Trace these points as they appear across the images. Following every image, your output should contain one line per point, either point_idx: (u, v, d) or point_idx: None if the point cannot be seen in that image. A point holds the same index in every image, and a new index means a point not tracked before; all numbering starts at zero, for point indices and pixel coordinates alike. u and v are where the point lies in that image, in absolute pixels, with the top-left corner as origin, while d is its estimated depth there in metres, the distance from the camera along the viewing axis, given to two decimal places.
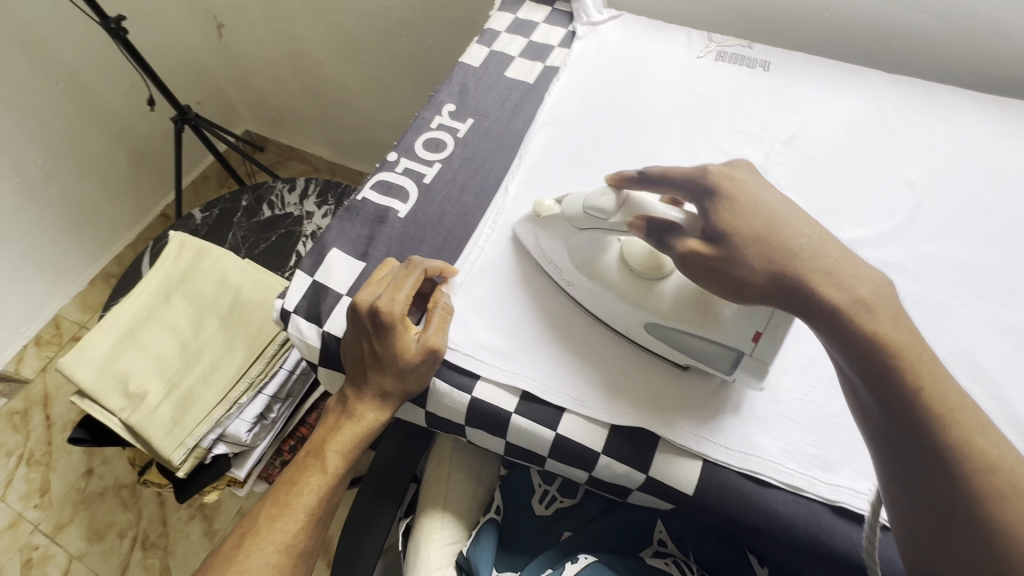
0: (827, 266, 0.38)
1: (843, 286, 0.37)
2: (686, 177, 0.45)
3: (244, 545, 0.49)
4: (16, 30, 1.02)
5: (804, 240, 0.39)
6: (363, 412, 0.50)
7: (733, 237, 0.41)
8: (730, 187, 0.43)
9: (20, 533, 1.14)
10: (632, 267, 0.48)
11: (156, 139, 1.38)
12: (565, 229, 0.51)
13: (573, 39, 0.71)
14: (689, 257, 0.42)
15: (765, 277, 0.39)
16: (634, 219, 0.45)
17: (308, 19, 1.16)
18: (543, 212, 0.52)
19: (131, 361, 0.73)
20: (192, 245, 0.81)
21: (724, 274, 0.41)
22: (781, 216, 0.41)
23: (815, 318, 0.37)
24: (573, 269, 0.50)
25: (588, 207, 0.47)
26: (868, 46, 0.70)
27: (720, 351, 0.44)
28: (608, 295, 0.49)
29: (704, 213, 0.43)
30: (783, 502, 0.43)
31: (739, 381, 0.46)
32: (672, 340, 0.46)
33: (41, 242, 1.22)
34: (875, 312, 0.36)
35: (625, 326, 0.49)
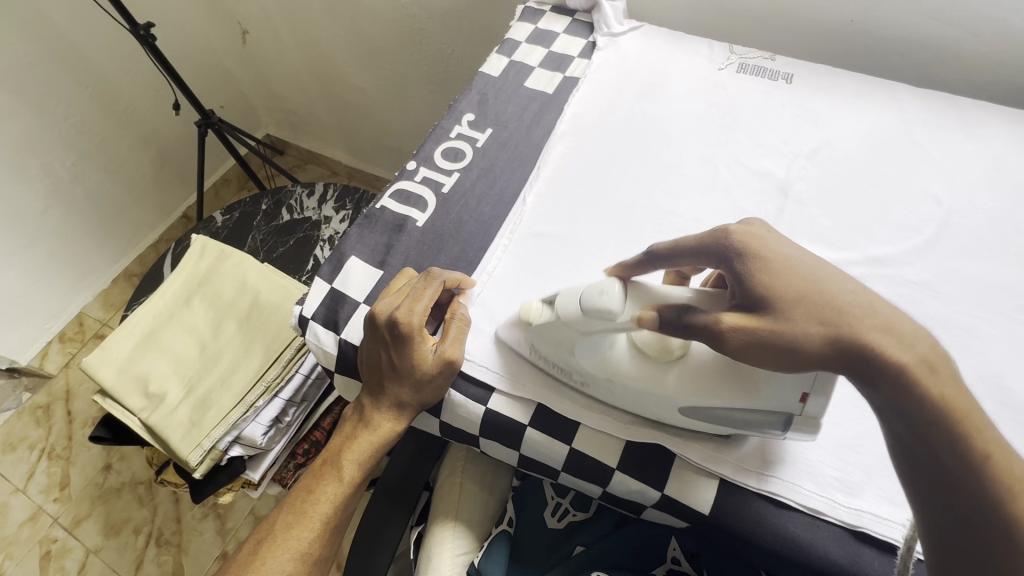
0: (881, 321, 0.33)
1: (905, 342, 0.32)
2: (691, 251, 0.42)
3: (261, 551, 0.50)
4: (50, 36, 1.05)
5: (851, 296, 0.35)
6: (380, 421, 0.51)
7: (777, 300, 0.36)
8: (756, 245, 0.38)
9: (40, 526, 1.16)
10: (645, 351, 0.44)
11: (180, 142, 1.41)
12: (565, 334, 0.44)
13: (592, 50, 0.71)
14: (732, 333, 0.36)
15: (822, 345, 0.34)
16: (643, 312, 0.40)
17: (331, 26, 1.18)
18: (532, 317, 0.46)
19: (152, 362, 0.75)
20: (213, 248, 0.82)
21: (773, 350, 0.35)
22: (818, 272, 0.36)
23: (875, 378, 0.33)
24: (582, 370, 0.45)
25: (587, 307, 0.42)
26: (894, 59, 0.69)
27: (767, 418, 0.41)
28: (629, 389, 0.44)
29: (732, 276, 0.38)
30: (802, 524, 0.43)
31: (789, 437, 0.43)
32: (715, 416, 0.42)
33: (68, 241, 1.26)
34: (939, 375, 0.31)
35: (658, 413, 0.44)
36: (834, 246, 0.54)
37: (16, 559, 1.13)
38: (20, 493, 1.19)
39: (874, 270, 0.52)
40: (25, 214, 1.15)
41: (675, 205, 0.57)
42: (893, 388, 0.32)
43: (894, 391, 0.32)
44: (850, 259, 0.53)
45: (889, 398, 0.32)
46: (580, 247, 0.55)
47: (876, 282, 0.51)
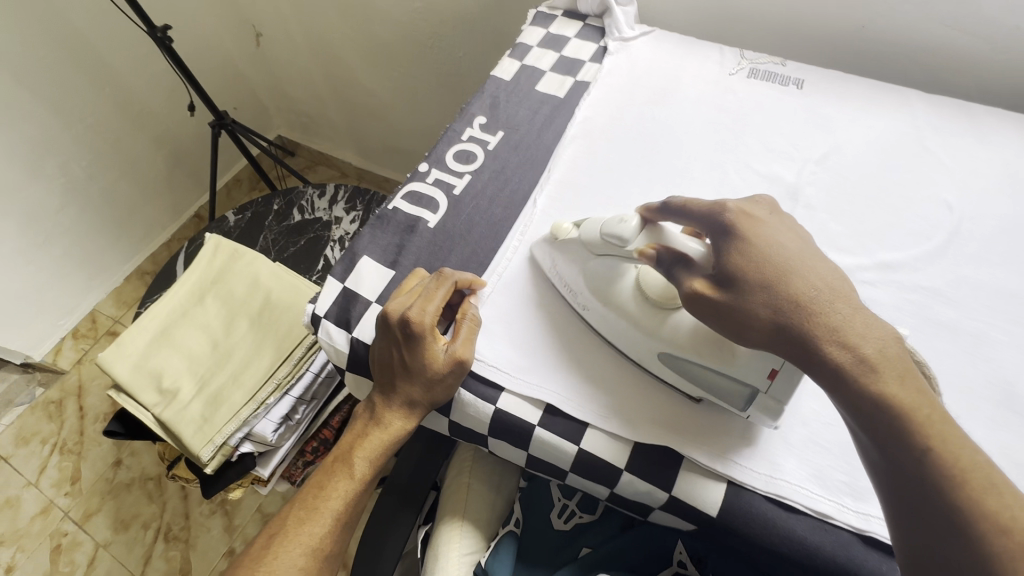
0: (834, 322, 0.37)
1: (849, 344, 0.36)
2: (705, 211, 0.45)
3: (273, 546, 0.50)
4: (70, 39, 1.07)
5: (814, 293, 0.38)
6: (391, 420, 0.51)
7: (742, 282, 0.40)
8: (747, 227, 0.42)
9: (51, 519, 1.18)
10: (650, 295, 0.47)
11: (194, 142, 1.43)
12: (580, 252, 0.51)
13: (604, 54, 0.72)
14: (693, 298, 0.42)
15: (767, 326, 0.39)
16: (646, 248, 0.45)
17: (343, 29, 1.19)
18: (560, 234, 0.52)
19: (165, 358, 0.76)
20: (226, 247, 0.83)
21: (723, 318, 0.41)
22: (792, 266, 0.40)
23: (813, 369, 0.37)
24: (587, 294, 0.50)
25: (607, 233, 0.47)
26: (906, 65, 0.69)
27: (734, 386, 0.43)
28: (620, 322, 0.48)
29: (715, 251, 0.43)
30: (810, 528, 0.43)
31: (752, 418, 0.45)
32: (688, 371, 0.45)
33: (83, 239, 1.28)
34: (880, 374, 0.35)
35: (640, 353, 0.48)
36: (845, 251, 0.54)
37: (28, 552, 1.15)
38: (33, 487, 1.21)
39: (885, 275, 0.52)
40: (41, 211, 1.17)
41: None
42: (830, 380, 0.37)
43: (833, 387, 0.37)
44: (859, 264, 0.53)
45: (830, 390, 0.37)
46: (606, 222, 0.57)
47: (886, 287, 0.51)
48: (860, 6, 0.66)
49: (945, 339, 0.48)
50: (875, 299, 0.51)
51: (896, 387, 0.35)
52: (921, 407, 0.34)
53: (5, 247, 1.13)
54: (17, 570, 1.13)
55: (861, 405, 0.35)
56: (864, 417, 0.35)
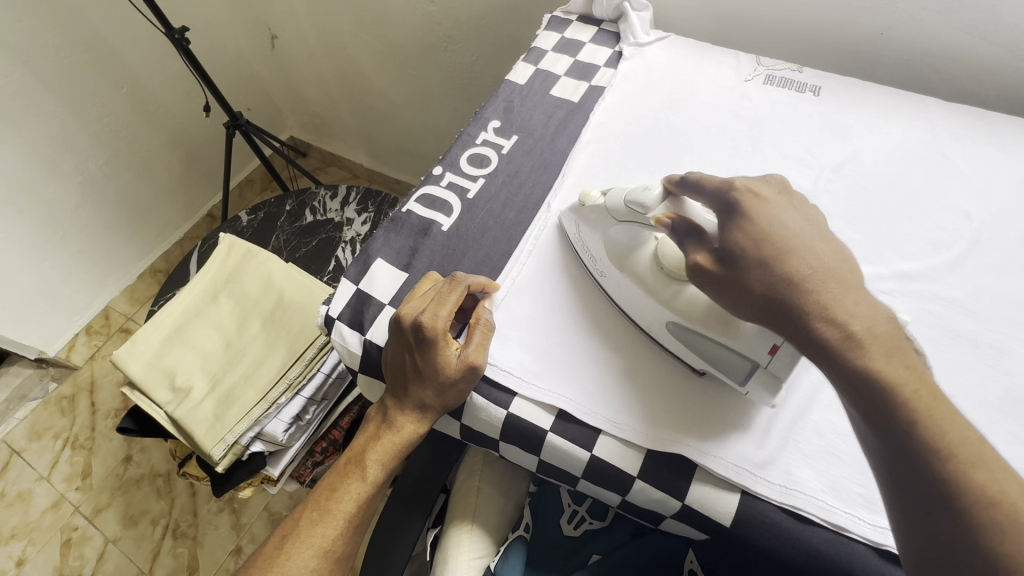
0: (825, 299, 0.37)
1: (837, 321, 0.36)
2: (715, 188, 0.44)
3: (286, 547, 0.51)
4: (90, 40, 1.09)
5: (808, 271, 0.38)
6: (403, 423, 0.51)
7: (740, 261, 0.40)
8: (752, 205, 0.42)
9: (62, 513, 1.19)
10: (664, 264, 0.48)
11: (208, 143, 1.44)
12: (605, 219, 0.52)
13: (619, 59, 0.72)
14: (695, 269, 0.43)
15: (758, 302, 0.39)
16: (663, 216, 0.47)
17: (358, 32, 1.20)
18: (588, 202, 0.53)
19: (179, 357, 0.77)
20: (240, 247, 0.84)
21: (720, 293, 0.42)
22: (789, 244, 0.39)
23: (801, 343, 0.37)
24: (608, 260, 0.51)
25: (630, 201, 0.49)
26: (925, 73, 0.69)
27: (737, 360, 0.44)
28: (635, 287, 0.49)
29: (719, 229, 0.43)
30: (825, 540, 0.42)
31: (753, 394, 0.45)
32: (692, 342, 0.46)
33: (98, 237, 1.29)
34: (868, 350, 0.35)
35: (648, 322, 0.49)
36: (861, 260, 0.54)
37: (39, 546, 1.16)
38: (44, 481, 1.22)
39: (903, 285, 0.52)
40: (57, 208, 1.18)
41: None
42: (817, 356, 0.37)
43: (821, 362, 0.37)
44: (877, 273, 0.53)
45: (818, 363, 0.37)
46: None
47: (904, 298, 0.51)
48: (880, 14, 0.66)
49: (964, 350, 0.48)
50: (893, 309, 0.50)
51: (882, 364, 0.35)
52: (907, 384, 0.34)
53: (21, 243, 1.15)
54: (28, 563, 1.14)
55: (845, 382, 0.35)
56: (850, 393, 0.36)
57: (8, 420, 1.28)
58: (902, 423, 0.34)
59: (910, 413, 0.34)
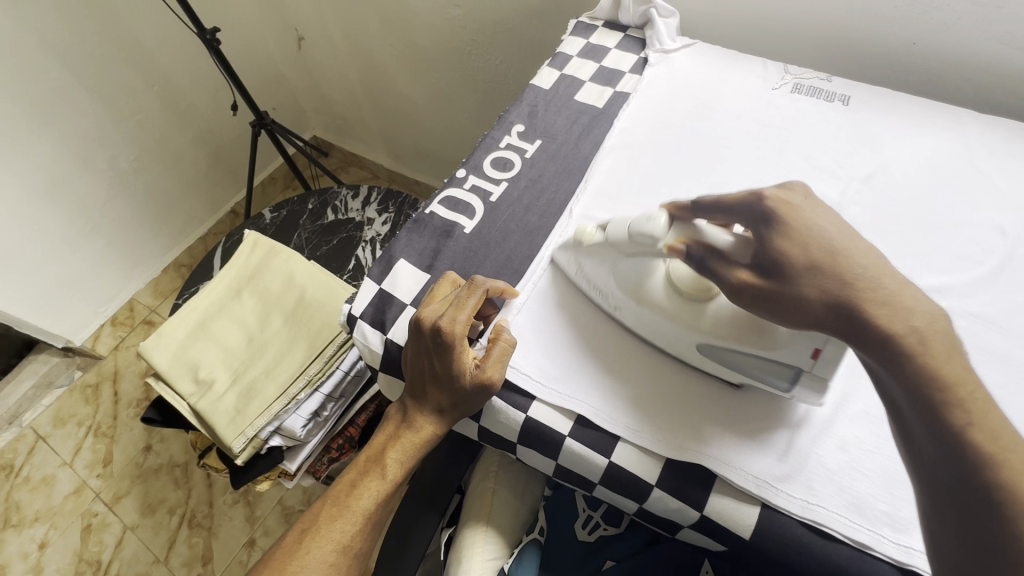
0: (882, 295, 0.38)
1: (898, 316, 0.38)
2: (739, 202, 0.45)
3: (305, 541, 0.51)
4: (124, 41, 1.12)
5: (860, 270, 0.40)
6: (422, 423, 0.52)
7: (788, 268, 0.41)
8: (785, 212, 0.43)
9: (83, 499, 1.22)
10: (681, 288, 0.47)
11: (234, 141, 1.47)
12: (610, 253, 0.50)
13: (644, 66, 0.72)
14: (739, 290, 0.43)
15: (821, 307, 0.39)
16: (676, 242, 0.45)
17: (383, 35, 1.21)
18: (585, 239, 0.52)
19: (202, 350, 0.78)
20: (264, 244, 0.86)
21: (772, 305, 0.41)
22: (837, 246, 0.41)
23: (866, 345, 0.38)
24: (618, 295, 0.50)
25: (635, 233, 0.46)
26: (958, 84, 0.67)
27: (776, 368, 0.43)
28: (658, 318, 0.47)
29: (756, 238, 0.43)
30: (846, 556, 0.42)
31: (796, 396, 0.44)
32: (727, 359, 0.45)
33: (127, 231, 1.33)
34: (930, 348, 0.37)
35: (677, 347, 0.48)
36: None
37: (60, 530, 1.19)
38: (67, 467, 1.25)
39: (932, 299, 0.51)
40: (88, 202, 1.21)
41: None
42: (884, 356, 0.38)
43: (885, 361, 0.38)
44: None
45: (880, 363, 0.38)
46: None
47: None
48: (912, 24, 0.65)
49: (997, 368, 0.46)
50: None
51: (941, 362, 0.36)
52: (965, 382, 0.36)
53: (53, 234, 1.18)
54: (51, 546, 1.17)
55: (908, 380, 0.37)
56: (912, 393, 0.37)
57: (34, 406, 1.32)
58: (954, 421, 0.35)
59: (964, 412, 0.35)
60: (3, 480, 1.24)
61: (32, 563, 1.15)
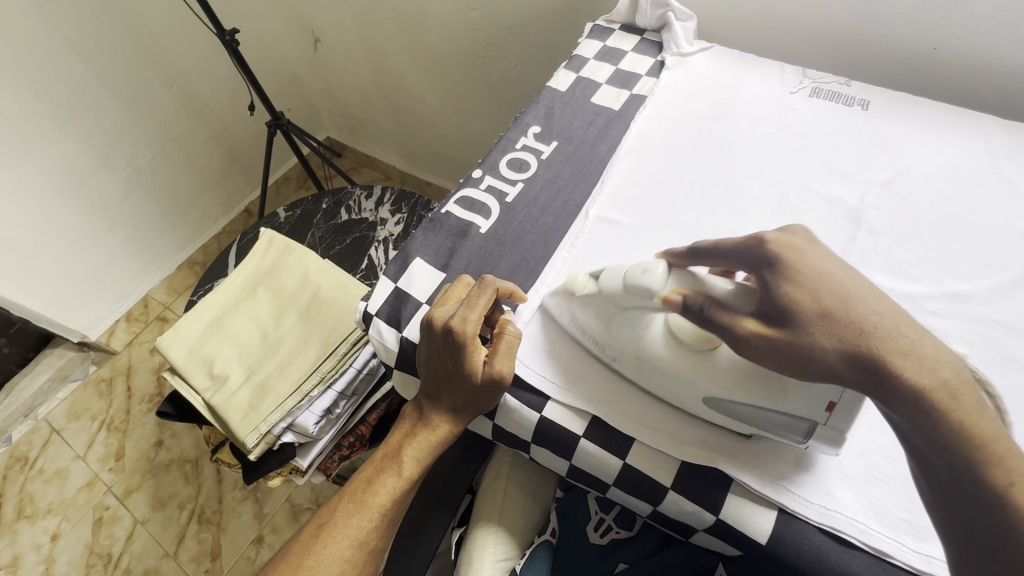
0: (902, 346, 0.39)
1: (926, 368, 0.38)
2: (745, 246, 0.46)
3: (322, 536, 0.52)
4: (145, 42, 1.14)
5: (876, 318, 0.40)
6: (437, 422, 0.52)
7: (798, 316, 0.41)
8: (793, 257, 0.44)
9: (96, 492, 1.23)
10: (681, 338, 0.44)
11: (249, 140, 1.49)
12: (606, 307, 0.48)
13: (661, 69, 0.72)
14: (750, 340, 0.41)
15: (837, 357, 0.39)
16: (672, 293, 0.44)
17: (399, 37, 1.23)
18: (578, 289, 0.51)
19: (218, 345, 0.79)
20: (280, 242, 0.87)
21: (788, 358, 0.40)
22: (849, 294, 0.41)
23: (892, 397, 0.39)
24: (615, 346, 0.47)
25: (630, 285, 0.46)
26: (980, 89, 0.67)
27: (790, 421, 0.41)
28: (658, 371, 0.45)
29: (762, 284, 0.43)
30: (865, 565, 0.41)
31: (812, 447, 0.42)
32: (736, 411, 0.43)
33: (144, 228, 1.35)
34: (959, 401, 0.37)
35: (683, 399, 0.45)
36: (910, 279, 0.52)
37: (72, 522, 1.20)
38: (80, 460, 1.27)
39: (953, 306, 0.50)
40: (108, 199, 1.24)
41: (741, 226, 0.56)
42: (912, 409, 0.38)
43: (912, 411, 0.38)
44: (926, 293, 0.51)
45: (907, 413, 0.39)
46: (672, 221, 0.57)
47: (955, 320, 0.49)
48: (933, 28, 0.65)
49: (1021, 377, 0.46)
50: (943, 330, 0.49)
51: (970, 416, 0.37)
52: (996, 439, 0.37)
53: (72, 231, 1.20)
54: (62, 538, 1.18)
55: (935, 431, 0.38)
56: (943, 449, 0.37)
57: (49, 399, 1.34)
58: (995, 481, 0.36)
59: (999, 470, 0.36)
60: (17, 472, 1.25)
61: (43, 554, 1.16)
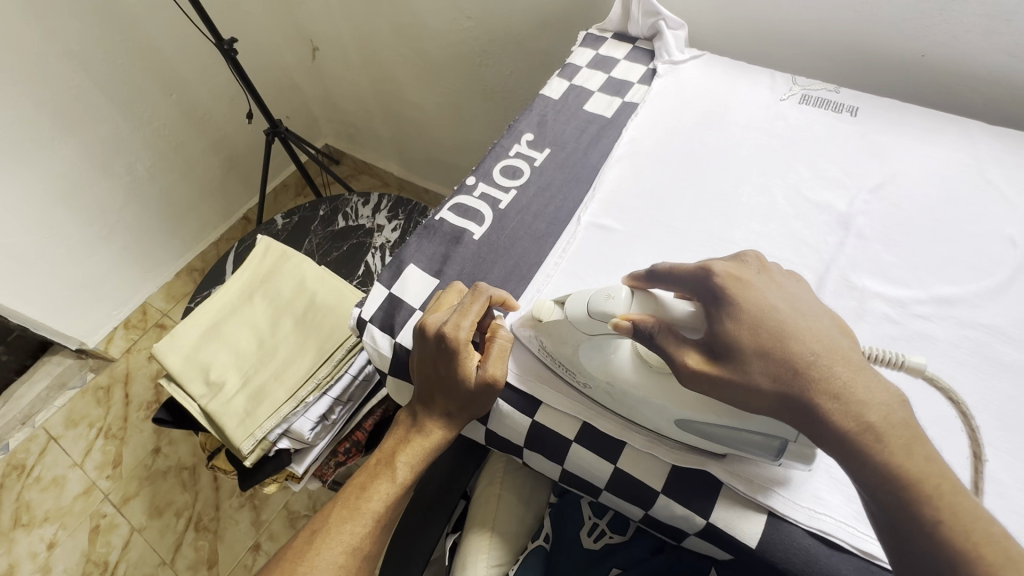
0: (835, 386, 0.36)
1: (853, 410, 0.35)
2: (691, 272, 0.43)
3: (315, 543, 0.52)
4: (144, 52, 1.15)
5: (811, 355, 0.37)
6: (431, 428, 0.53)
7: (737, 353, 0.39)
8: (737, 290, 0.40)
9: (93, 499, 1.23)
10: (649, 362, 0.44)
11: (247, 148, 1.50)
12: (572, 331, 0.46)
13: (653, 77, 0.73)
14: (688, 376, 0.40)
15: (771, 395, 0.38)
16: (623, 320, 0.42)
17: (395, 45, 1.24)
18: (543, 314, 0.48)
19: (214, 352, 0.80)
20: (276, 249, 0.87)
21: (724, 392, 0.39)
22: (785, 329, 0.39)
23: (819, 436, 0.37)
24: (588, 373, 0.47)
25: (595, 311, 0.43)
26: (967, 94, 0.67)
27: (761, 441, 0.41)
28: (630, 395, 0.45)
29: (711, 317, 0.40)
30: (855, 568, 0.41)
31: (785, 464, 0.43)
32: (709, 433, 0.43)
33: (143, 235, 1.36)
34: (886, 444, 0.34)
35: (659, 426, 0.46)
36: (898, 283, 0.53)
37: (69, 530, 1.20)
38: (78, 468, 1.27)
39: (941, 310, 0.51)
40: (107, 207, 1.24)
41: (732, 233, 0.57)
42: (839, 450, 0.36)
43: (839, 452, 0.36)
44: (915, 297, 0.51)
45: (837, 455, 0.36)
46: (659, 224, 0.58)
47: (942, 323, 0.50)
48: (918, 34, 0.66)
49: (1008, 380, 0.46)
50: (931, 334, 0.49)
51: (904, 460, 0.34)
52: (931, 478, 0.34)
53: (71, 239, 1.21)
54: (59, 546, 1.18)
55: (868, 478, 0.35)
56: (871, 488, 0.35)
57: (47, 406, 1.34)
58: (925, 521, 0.33)
59: (934, 509, 0.33)
60: (14, 480, 1.25)
61: (40, 562, 1.16)
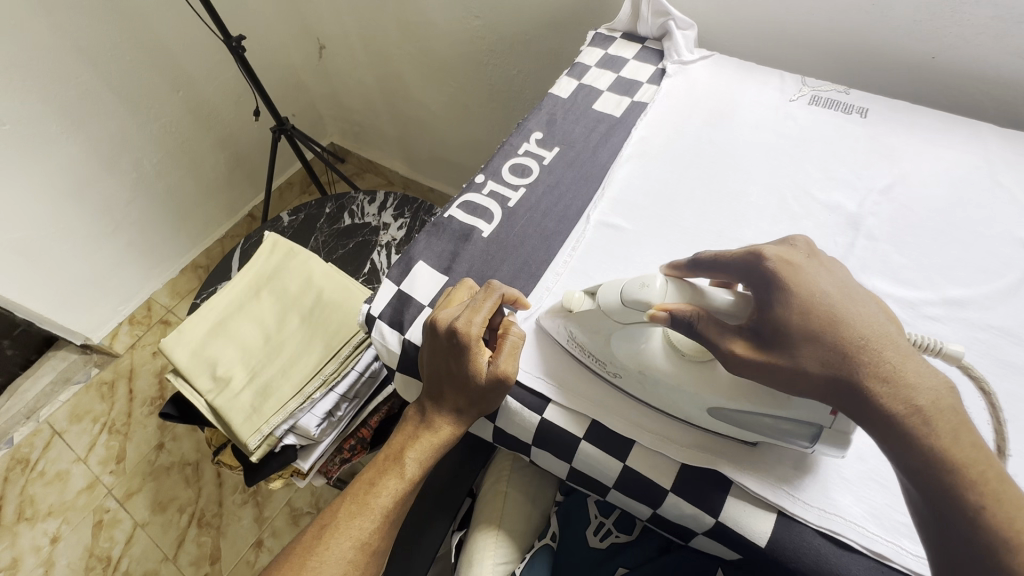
0: (884, 369, 0.36)
1: (902, 393, 0.35)
2: (741, 259, 0.44)
3: (325, 537, 0.52)
4: (152, 48, 1.15)
5: (860, 339, 0.37)
6: (439, 424, 0.53)
7: (785, 338, 0.39)
8: (787, 274, 0.41)
9: (96, 494, 1.23)
10: (682, 351, 0.45)
11: (253, 145, 1.50)
12: (603, 322, 0.46)
13: (662, 76, 0.73)
14: (736, 361, 0.41)
15: (819, 381, 0.38)
16: (659, 309, 0.41)
17: (402, 44, 1.24)
18: (574, 305, 0.48)
19: (221, 347, 0.80)
20: (283, 245, 0.87)
21: (772, 376, 0.40)
22: (836, 312, 0.39)
23: (867, 420, 0.37)
24: (618, 362, 0.47)
25: (628, 301, 0.43)
26: (978, 96, 0.67)
27: (798, 428, 0.41)
28: (663, 384, 0.45)
29: (759, 304, 0.41)
30: (865, 569, 0.41)
31: (818, 451, 0.43)
32: (737, 419, 0.43)
33: (149, 231, 1.36)
34: (935, 427, 0.34)
35: (687, 412, 0.46)
36: (909, 284, 0.53)
37: (72, 524, 1.20)
38: (81, 463, 1.27)
39: (952, 312, 0.50)
40: (114, 202, 1.25)
41: (742, 233, 0.57)
42: (884, 433, 0.36)
43: (888, 438, 0.36)
44: (926, 299, 0.51)
45: (890, 442, 0.36)
46: (670, 224, 0.58)
47: (952, 325, 0.50)
48: (927, 37, 0.66)
49: (1020, 382, 0.46)
50: (941, 335, 0.49)
51: (949, 443, 0.34)
52: (977, 463, 0.34)
53: (77, 234, 1.21)
54: (62, 541, 1.18)
55: (918, 465, 0.35)
56: (913, 470, 0.35)
57: (52, 401, 1.34)
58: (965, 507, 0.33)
59: (976, 495, 0.33)
60: (18, 474, 1.25)
61: (43, 557, 1.16)
